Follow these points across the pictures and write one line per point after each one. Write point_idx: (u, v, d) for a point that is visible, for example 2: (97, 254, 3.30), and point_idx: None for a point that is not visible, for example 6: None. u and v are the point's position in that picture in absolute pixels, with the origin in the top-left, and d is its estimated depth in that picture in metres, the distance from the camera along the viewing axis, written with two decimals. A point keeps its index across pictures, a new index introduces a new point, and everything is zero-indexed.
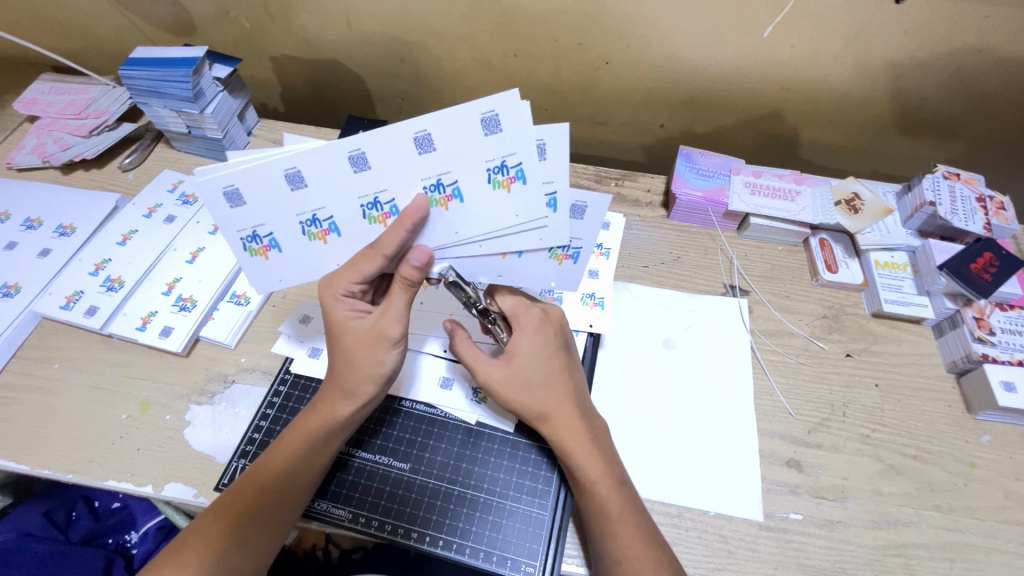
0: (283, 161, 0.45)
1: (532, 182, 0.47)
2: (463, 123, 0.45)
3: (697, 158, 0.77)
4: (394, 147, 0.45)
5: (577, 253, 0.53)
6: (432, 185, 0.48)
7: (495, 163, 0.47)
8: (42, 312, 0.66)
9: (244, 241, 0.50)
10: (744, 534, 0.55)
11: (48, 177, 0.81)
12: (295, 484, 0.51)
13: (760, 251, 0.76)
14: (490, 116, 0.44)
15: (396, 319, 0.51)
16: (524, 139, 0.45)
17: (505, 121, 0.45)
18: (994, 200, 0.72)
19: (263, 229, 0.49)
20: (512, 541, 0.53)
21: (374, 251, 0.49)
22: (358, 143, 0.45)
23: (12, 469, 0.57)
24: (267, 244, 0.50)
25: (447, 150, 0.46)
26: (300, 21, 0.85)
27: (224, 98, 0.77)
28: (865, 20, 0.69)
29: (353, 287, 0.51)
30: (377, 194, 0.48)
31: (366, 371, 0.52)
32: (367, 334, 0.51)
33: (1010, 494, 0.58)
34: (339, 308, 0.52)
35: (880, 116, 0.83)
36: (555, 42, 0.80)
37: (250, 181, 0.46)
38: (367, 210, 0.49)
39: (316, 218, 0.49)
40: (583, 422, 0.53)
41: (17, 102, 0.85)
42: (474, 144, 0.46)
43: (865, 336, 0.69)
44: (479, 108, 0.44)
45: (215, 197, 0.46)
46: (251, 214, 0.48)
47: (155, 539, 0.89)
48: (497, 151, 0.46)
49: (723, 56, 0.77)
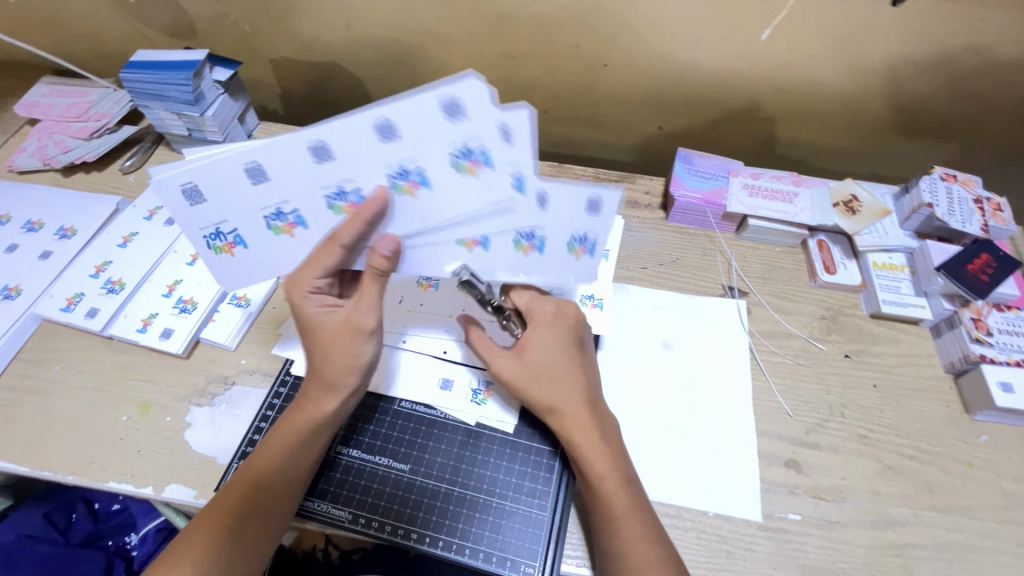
0: (242, 156, 0.46)
1: (530, 189, 0.47)
2: (423, 111, 0.44)
3: (695, 160, 0.77)
4: (352, 134, 0.45)
5: (594, 246, 0.52)
6: (396, 173, 0.48)
7: (458, 147, 0.45)
8: (43, 314, 0.66)
9: (206, 238, 0.51)
10: (743, 535, 0.56)
11: (49, 180, 0.82)
12: (287, 483, 0.52)
13: (759, 253, 0.76)
14: (504, 127, 0.44)
15: (362, 310, 0.51)
16: (484, 122, 0.44)
17: (466, 105, 0.43)
18: (991, 201, 0.72)
19: (226, 227, 0.51)
20: (511, 542, 0.53)
21: (332, 242, 0.49)
22: (384, 115, 0.44)
23: (12, 471, 0.57)
24: (231, 241, 0.52)
25: (412, 138, 0.45)
26: (300, 24, 0.85)
27: (224, 101, 0.77)
28: (861, 23, 0.69)
29: (318, 283, 0.52)
30: (342, 183, 0.48)
31: (339, 364, 0.52)
32: (334, 327, 0.52)
33: (1008, 494, 0.58)
34: (307, 305, 0.52)
35: (877, 118, 0.83)
36: (553, 45, 0.81)
37: (205, 178, 0.47)
38: (333, 200, 0.49)
39: (280, 212, 0.50)
40: (595, 419, 0.54)
41: (18, 105, 0.86)
42: (440, 130, 0.45)
43: (863, 337, 0.69)
44: (435, 94, 0.42)
45: (174, 195, 0.47)
46: (211, 211, 0.49)
47: (155, 541, 0.88)
48: (458, 136, 0.45)
49: (720, 58, 0.78)
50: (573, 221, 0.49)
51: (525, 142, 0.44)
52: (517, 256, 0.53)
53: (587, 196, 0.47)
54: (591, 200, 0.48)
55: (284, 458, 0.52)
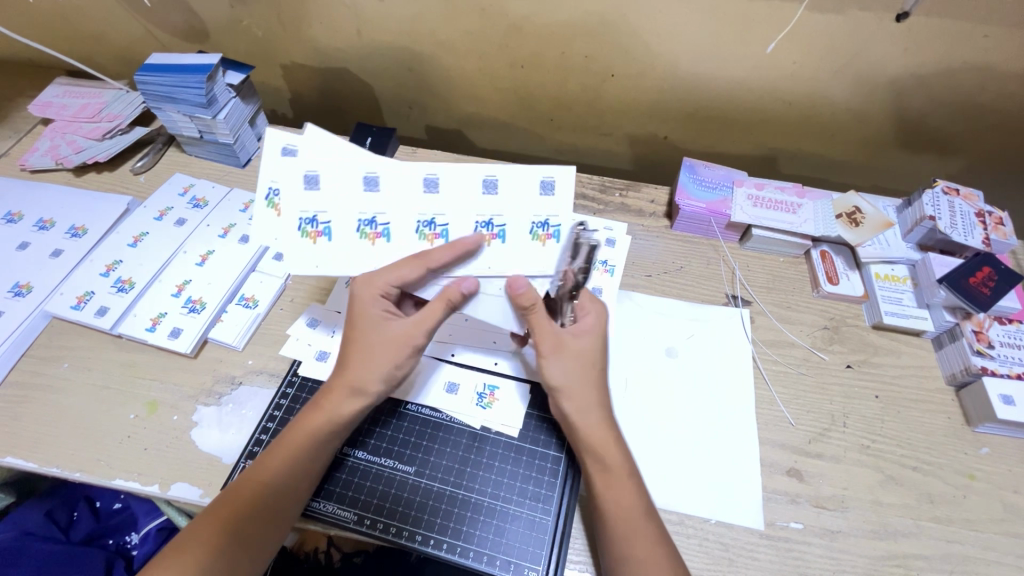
0: (368, 165, 0.55)
1: (563, 242, 0.56)
2: (527, 184, 0.56)
3: (700, 170, 0.78)
4: (405, 185, 0.55)
5: (557, 232, 0.56)
6: (483, 223, 0.56)
7: (484, 218, 0.56)
8: (53, 311, 0.67)
9: (360, 224, 0.56)
10: (745, 543, 0.56)
11: (61, 179, 0.82)
12: (296, 485, 0.52)
13: (762, 263, 0.77)
14: (547, 181, 0.56)
15: (423, 331, 0.55)
16: (565, 206, 0.56)
17: (559, 188, 0.56)
18: (993, 215, 0.73)
19: (323, 216, 0.55)
20: (515, 545, 0.54)
21: (421, 262, 0.54)
22: (435, 170, 0.56)
23: (20, 467, 0.58)
24: (321, 230, 0.56)
25: (506, 197, 0.56)
26: (312, 30, 0.87)
27: (236, 104, 0.78)
28: (866, 37, 0.70)
29: (390, 290, 0.55)
30: (376, 215, 0.56)
31: (381, 372, 0.54)
32: (391, 337, 0.55)
33: (1009, 506, 0.59)
34: (373, 304, 0.55)
35: (881, 131, 0.84)
36: (561, 55, 0.82)
37: (332, 169, 0.55)
38: (420, 228, 0.56)
39: (374, 220, 0.56)
40: (615, 430, 0.54)
41: (32, 105, 0.87)
42: (531, 200, 0.56)
43: (866, 347, 0.69)
44: (542, 173, 0.56)
45: (298, 177, 0.54)
46: (323, 200, 0.55)
47: (156, 540, 0.89)
48: (543, 210, 0.56)
49: (727, 70, 0.79)
50: (528, 208, 0.56)
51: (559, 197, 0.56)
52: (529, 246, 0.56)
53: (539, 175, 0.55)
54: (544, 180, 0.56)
55: (295, 460, 0.52)
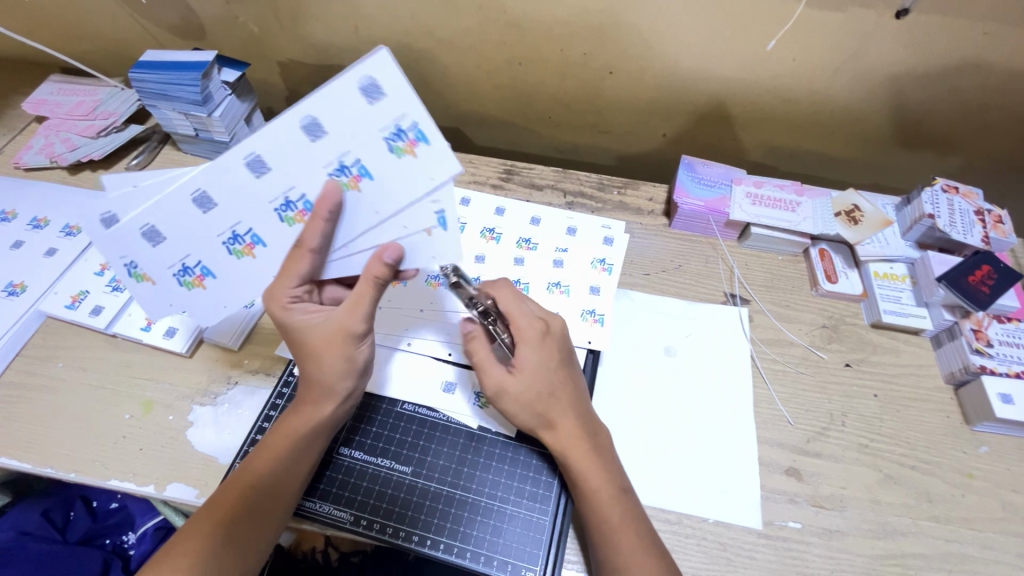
0: (240, 150, 0.47)
1: (433, 138, 0.49)
2: (347, 99, 0.47)
3: (699, 168, 0.78)
4: (286, 140, 0.48)
5: (420, 133, 0.49)
6: (392, 134, 0.49)
7: (390, 129, 0.48)
8: (48, 311, 0.67)
9: (278, 211, 0.51)
10: (743, 542, 0.56)
11: (56, 177, 0.82)
12: (283, 485, 0.52)
13: (761, 261, 0.77)
14: (367, 84, 0.46)
15: (359, 317, 0.52)
16: (408, 98, 0.48)
17: (383, 83, 0.47)
18: (992, 214, 0.72)
19: (241, 226, 0.51)
20: (512, 546, 0.53)
21: (302, 249, 0.51)
22: (307, 111, 0.47)
23: (15, 467, 0.58)
24: (251, 241, 0.52)
25: (354, 115, 0.47)
26: (309, 27, 0.86)
27: (232, 102, 0.77)
28: (866, 34, 0.70)
29: (296, 291, 0.52)
30: (286, 193, 0.50)
31: (336, 369, 0.53)
32: (326, 334, 0.52)
33: (1007, 505, 0.58)
34: (291, 315, 0.52)
35: (881, 129, 0.83)
36: (559, 52, 0.81)
37: (213, 180, 0.48)
38: (282, 212, 0.51)
39: (289, 201, 0.50)
40: (586, 433, 0.54)
41: (26, 103, 0.86)
42: (364, 115, 0.48)
43: (864, 346, 0.69)
44: (354, 78, 0.46)
45: (186, 205, 0.49)
46: (225, 215, 0.50)
47: (154, 539, 0.89)
48: (388, 117, 0.48)
49: (726, 67, 0.78)
50: (371, 122, 0.48)
51: (394, 87, 0.47)
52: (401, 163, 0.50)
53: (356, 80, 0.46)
54: (365, 83, 0.46)
55: (280, 459, 0.52)
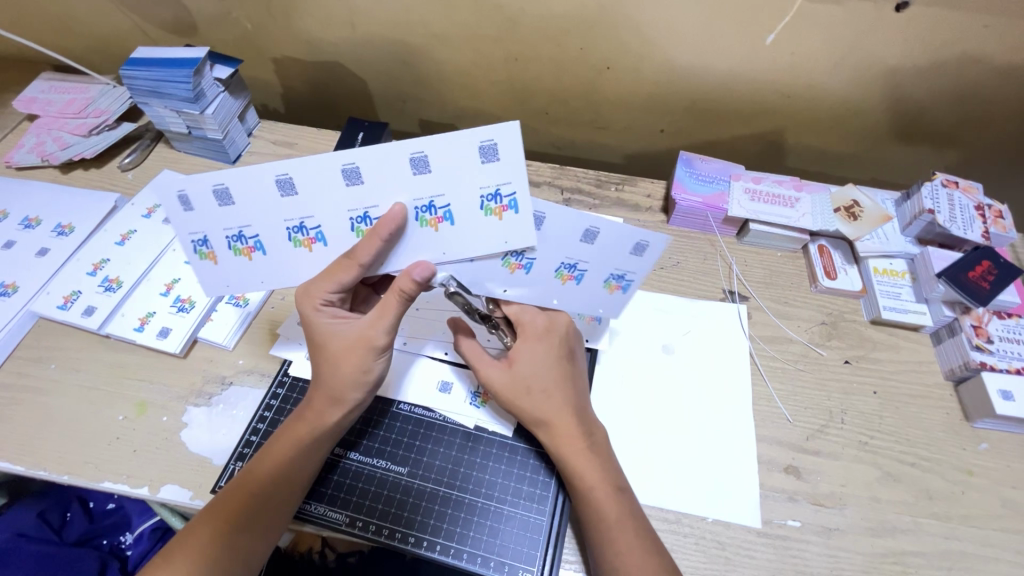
0: (343, 157, 0.46)
1: (524, 212, 0.49)
2: (463, 152, 0.46)
3: (697, 164, 0.77)
4: (387, 167, 0.46)
5: (513, 202, 0.48)
6: (489, 194, 0.48)
7: (489, 190, 0.48)
8: (39, 311, 0.66)
9: (353, 221, 0.50)
10: (742, 541, 0.55)
11: (47, 176, 0.81)
12: (282, 491, 0.51)
13: (759, 257, 0.76)
14: (487, 145, 0.45)
15: (383, 328, 0.51)
16: (519, 170, 0.47)
17: (502, 151, 0.46)
18: (992, 208, 0.72)
19: (310, 221, 0.50)
20: (509, 546, 0.53)
21: (351, 261, 0.49)
22: (422, 147, 0.45)
23: (7, 470, 0.57)
24: (313, 236, 0.51)
25: (446, 172, 0.47)
26: (302, 23, 0.85)
27: (224, 99, 0.77)
28: (866, 28, 0.69)
29: (330, 296, 0.52)
30: (367, 209, 0.49)
31: (351, 378, 0.52)
32: (350, 341, 0.52)
33: (1007, 501, 0.58)
34: (319, 317, 0.53)
35: (880, 123, 0.83)
36: (555, 47, 0.80)
37: (303, 171, 0.47)
38: (356, 223, 0.50)
39: (365, 215, 0.49)
40: (582, 428, 0.53)
41: (17, 101, 0.85)
42: (472, 170, 0.47)
43: (864, 343, 0.69)
44: (476, 137, 0.45)
45: (268, 184, 0.47)
46: (300, 205, 0.49)
47: (151, 540, 0.89)
48: (492, 179, 0.47)
49: (724, 61, 0.77)
50: (476, 177, 0.47)
51: (512, 157, 0.46)
52: (484, 221, 0.49)
53: (478, 138, 0.45)
54: (485, 144, 0.45)
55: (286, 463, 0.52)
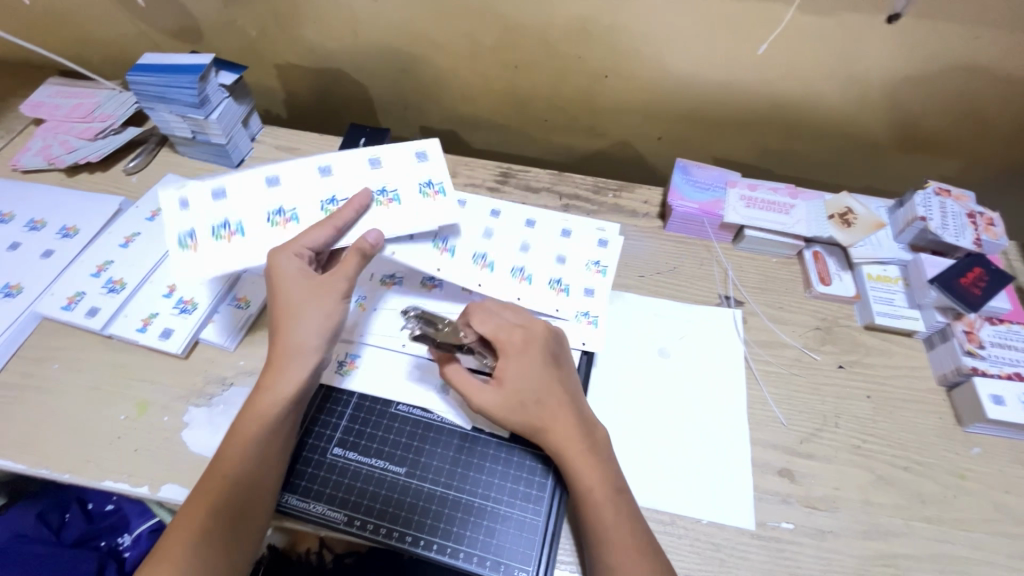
0: (320, 159, 0.66)
1: (450, 193, 0.65)
2: (400, 158, 0.67)
3: (694, 170, 0.78)
4: (352, 166, 0.66)
5: (443, 187, 0.66)
6: (426, 183, 0.66)
7: (425, 180, 0.66)
8: (43, 312, 0.67)
9: (323, 204, 0.64)
10: (736, 543, 0.56)
11: (53, 180, 0.82)
12: (256, 472, 0.52)
13: (755, 263, 0.77)
14: (419, 151, 0.68)
15: (343, 274, 0.57)
16: (440, 160, 0.67)
17: (431, 153, 0.68)
18: (984, 216, 0.73)
19: (343, 195, 0.64)
20: (505, 546, 0.53)
21: (327, 224, 0.60)
22: (377, 152, 0.67)
23: (10, 468, 0.58)
24: (340, 205, 0.64)
25: (399, 171, 0.66)
26: (306, 31, 0.86)
27: (229, 104, 0.78)
28: (859, 39, 0.70)
29: (304, 255, 0.58)
30: (334, 193, 0.64)
31: (311, 325, 0.55)
32: (308, 286, 0.56)
33: (999, 506, 0.59)
34: (281, 265, 0.57)
35: (874, 132, 0.84)
36: (554, 55, 0.82)
37: (291, 171, 0.65)
38: (325, 205, 0.64)
39: (384, 188, 0.64)
40: (583, 431, 0.54)
41: (24, 105, 0.87)
42: (412, 168, 0.67)
43: (858, 348, 0.69)
44: (411, 146, 0.68)
45: (256, 180, 0.64)
46: (280, 195, 0.64)
47: (149, 541, 0.88)
48: (424, 173, 0.66)
49: (720, 69, 0.79)
50: (410, 171, 0.66)
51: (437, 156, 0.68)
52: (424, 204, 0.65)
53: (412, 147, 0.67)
54: (416, 151, 0.68)
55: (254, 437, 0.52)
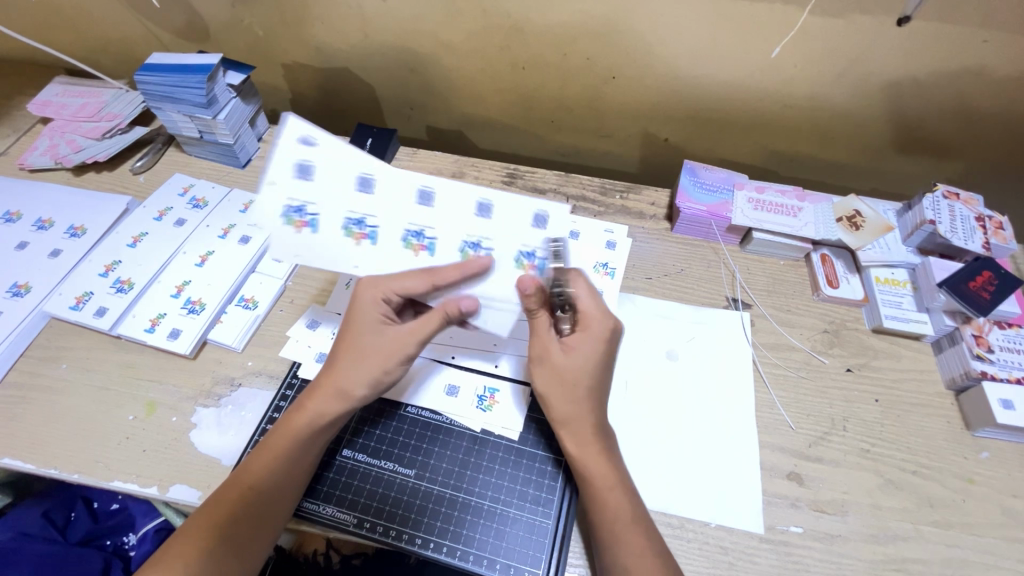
0: (362, 164, 0.56)
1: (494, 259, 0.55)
2: (462, 203, 0.57)
3: (701, 173, 0.78)
4: (399, 189, 0.56)
5: (488, 254, 0.56)
6: (472, 243, 0.56)
7: (472, 239, 0.56)
8: (52, 312, 0.67)
9: (347, 223, 0.56)
10: (745, 547, 0.56)
11: (60, 179, 0.82)
12: (280, 487, 0.52)
13: (763, 265, 0.77)
14: (485, 204, 0.56)
15: (419, 340, 0.54)
16: (515, 234, 0.56)
17: (551, 220, 0.55)
18: (993, 220, 0.73)
19: (371, 220, 0.56)
20: (515, 549, 0.53)
21: (428, 276, 0.54)
22: (432, 185, 0.57)
23: (19, 468, 0.58)
24: (365, 233, 0.56)
25: (440, 213, 0.56)
26: (313, 31, 0.86)
27: (236, 104, 0.78)
28: (869, 42, 0.70)
29: (393, 298, 0.55)
30: (365, 216, 0.56)
31: (369, 376, 0.54)
32: (385, 344, 0.54)
33: (1008, 511, 0.59)
34: (375, 309, 0.55)
35: (882, 135, 0.84)
36: (562, 56, 0.82)
37: (328, 163, 0.56)
38: (349, 225, 0.56)
39: (422, 232, 0.56)
40: (599, 431, 0.54)
41: (31, 104, 0.87)
42: (462, 218, 0.56)
43: (866, 351, 0.69)
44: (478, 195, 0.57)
45: (291, 164, 0.55)
46: (311, 191, 0.56)
47: (154, 541, 0.88)
48: (477, 230, 0.56)
49: (729, 72, 0.78)
50: (462, 224, 0.56)
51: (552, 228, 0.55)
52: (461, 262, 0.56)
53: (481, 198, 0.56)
54: (481, 203, 0.56)
55: (282, 457, 0.52)
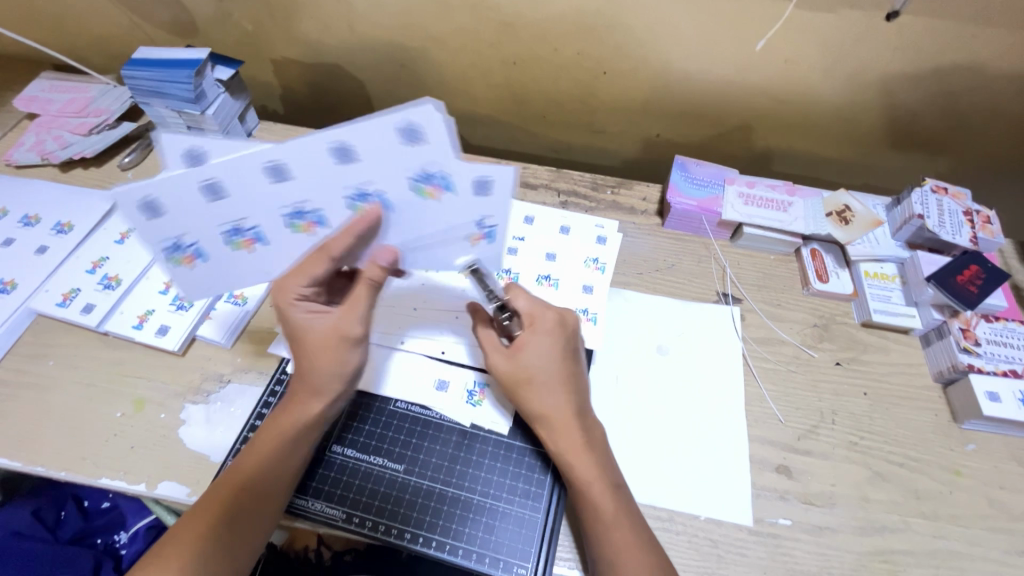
0: (259, 155, 0.44)
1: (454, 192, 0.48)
2: (382, 138, 0.44)
3: (692, 168, 0.78)
4: (311, 161, 0.45)
5: (446, 184, 0.47)
6: (419, 176, 0.47)
7: (418, 173, 0.46)
8: (38, 308, 0.66)
9: (286, 216, 0.49)
10: (733, 539, 0.56)
11: (47, 175, 0.81)
12: (271, 484, 0.52)
13: (753, 260, 0.77)
14: (406, 127, 0.43)
15: (356, 320, 0.53)
16: (444, 151, 0.45)
17: (422, 131, 0.44)
18: (980, 214, 0.73)
19: (308, 205, 0.49)
20: (504, 543, 0.53)
21: (323, 254, 0.49)
22: (338, 136, 0.44)
23: (5, 466, 0.57)
24: (312, 220, 0.50)
25: (369, 159, 0.45)
26: (303, 26, 0.86)
27: (225, 99, 0.77)
28: (857, 37, 0.70)
29: (307, 291, 0.52)
30: (299, 204, 0.48)
31: (328, 371, 0.53)
32: (322, 337, 0.53)
33: (994, 502, 0.59)
34: (295, 312, 0.52)
35: (872, 130, 0.84)
36: (553, 51, 0.81)
37: (221, 171, 0.45)
38: (290, 219, 0.50)
39: (363, 193, 0.48)
40: (581, 428, 0.54)
41: (17, 99, 0.86)
42: (395, 154, 0.45)
43: (855, 345, 0.70)
44: (392, 119, 0.43)
45: (134, 208, 0.46)
46: (229, 208, 0.48)
47: (145, 539, 0.88)
48: (417, 161, 0.46)
49: (719, 67, 0.79)
50: (398, 164, 0.46)
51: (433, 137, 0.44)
52: (420, 203, 0.49)
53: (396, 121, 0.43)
54: (404, 126, 0.43)
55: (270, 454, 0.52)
